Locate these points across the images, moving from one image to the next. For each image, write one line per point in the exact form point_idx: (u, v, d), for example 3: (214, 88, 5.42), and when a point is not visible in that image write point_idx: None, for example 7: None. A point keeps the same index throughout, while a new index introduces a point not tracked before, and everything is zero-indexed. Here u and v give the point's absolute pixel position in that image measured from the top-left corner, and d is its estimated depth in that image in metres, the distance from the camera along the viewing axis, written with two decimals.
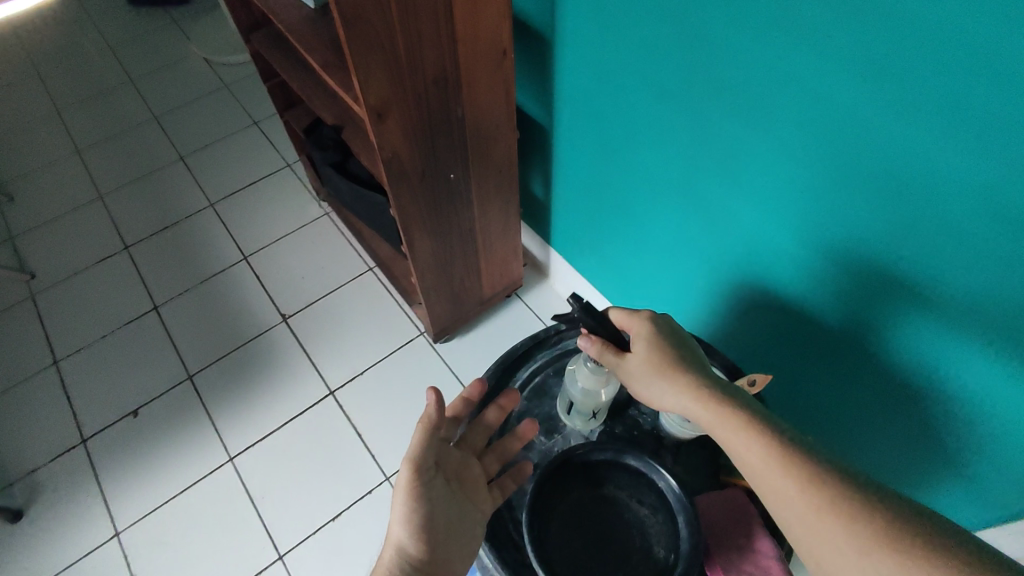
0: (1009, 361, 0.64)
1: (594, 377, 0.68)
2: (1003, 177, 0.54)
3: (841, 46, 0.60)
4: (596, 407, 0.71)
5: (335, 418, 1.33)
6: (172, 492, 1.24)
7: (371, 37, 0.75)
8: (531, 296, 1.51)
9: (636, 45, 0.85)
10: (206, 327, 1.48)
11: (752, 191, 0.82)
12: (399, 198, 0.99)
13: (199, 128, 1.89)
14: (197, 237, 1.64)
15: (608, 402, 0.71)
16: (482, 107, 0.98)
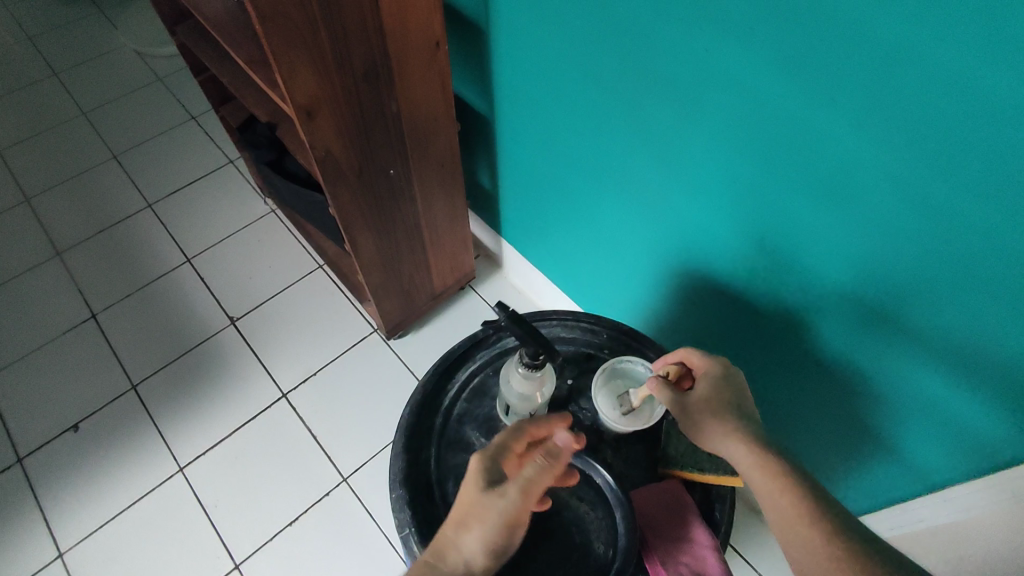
0: (943, 351, 0.69)
1: (528, 383, 0.65)
2: (917, 165, 0.58)
3: (769, 32, 0.62)
4: (532, 409, 0.70)
5: (288, 422, 1.31)
6: (118, 508, 1.20)
7: (294, 35, 0.73)
8: (484, 288, 1.50)
9: (572, 35, 0.84)
10: (148, 334, 1.43)
11: (690, 179, 0.84)
12: (338, 196, 0.97)
13: (132, 124, 1.81)
14: (135, 240, 1.58)
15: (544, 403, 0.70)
16: (419, 100, 0.96)
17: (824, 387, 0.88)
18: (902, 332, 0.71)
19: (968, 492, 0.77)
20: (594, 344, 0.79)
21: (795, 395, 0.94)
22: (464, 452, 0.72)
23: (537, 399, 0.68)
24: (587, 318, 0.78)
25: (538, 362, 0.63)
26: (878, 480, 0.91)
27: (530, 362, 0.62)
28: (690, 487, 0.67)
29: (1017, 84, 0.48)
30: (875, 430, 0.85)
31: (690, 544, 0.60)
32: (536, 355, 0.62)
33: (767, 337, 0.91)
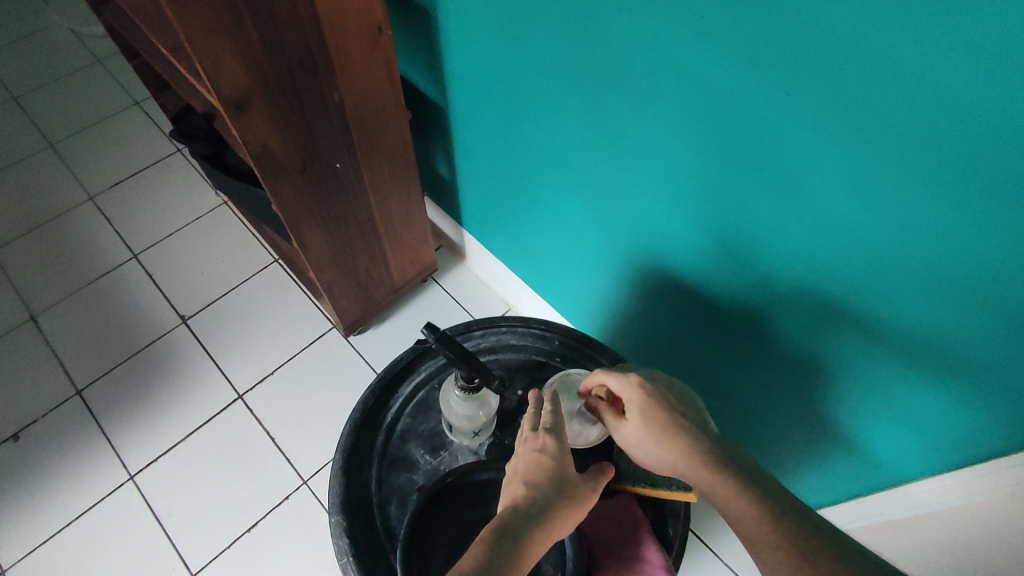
0: (909, 354, 0.67)
1: (468, 403, 0.65)
2: (876, 163, 0.55)
3: (722, 21, 0.58)
4: (476, 427, 0.69)
5: (244, 425, 1.26)
6: (66, 520, 1.15)
7: (213, 22, 0.66)
8: (447, 279, 1.46)
9: (521, 20, 0.79)
10: (93, 336, 1.36)
11: (649, 172, 0.80)
12: (279, 194, 0.91)
13: (71, 111, 1.70)
14: (77, 235, 1.49)
15: (489, 420, 0.70)
16: (363, 89, 0.90)
17: (787, 383, 0.86)
18: (861, 330, 0.70)
19: (929, 487, 0.76)
20: (546, 351, 0.80)
21: (757, 391, 0.92)
22: (408, 471, 0.71)
23: (481, 417, 0.68)
24: (538, 325, 0.81)
25: (475, 383, 0.63)
26: (841, 474, 0.91)
27: (467, 385, 0.62)
28: (642, 502, 0.66)
29: (981, 80, 0.45)
30: (836, 425, 0.84)
31: (640, 564, 0.59)
32: (471, 377, 0.62)
33: (730, 333, 0.89)
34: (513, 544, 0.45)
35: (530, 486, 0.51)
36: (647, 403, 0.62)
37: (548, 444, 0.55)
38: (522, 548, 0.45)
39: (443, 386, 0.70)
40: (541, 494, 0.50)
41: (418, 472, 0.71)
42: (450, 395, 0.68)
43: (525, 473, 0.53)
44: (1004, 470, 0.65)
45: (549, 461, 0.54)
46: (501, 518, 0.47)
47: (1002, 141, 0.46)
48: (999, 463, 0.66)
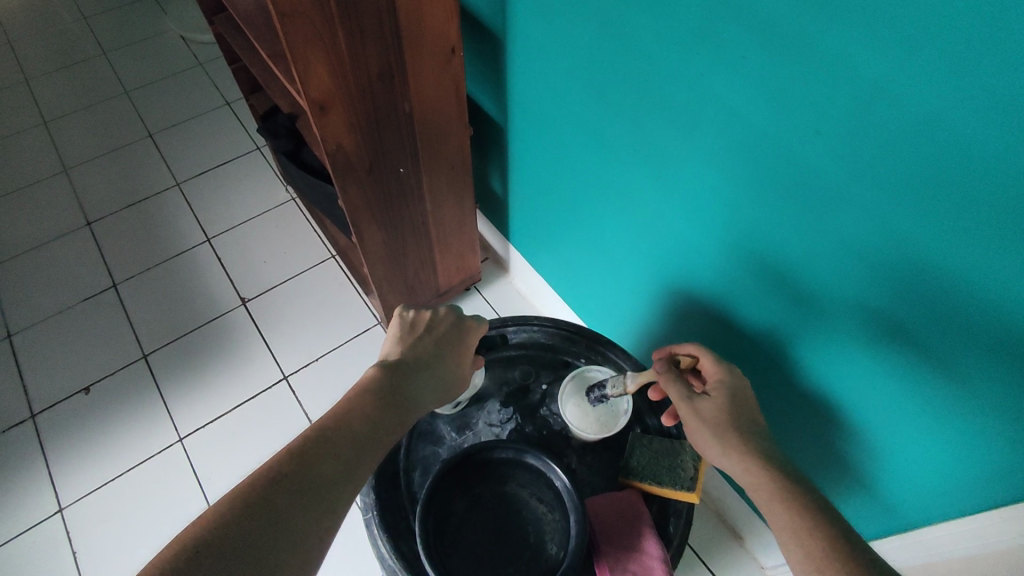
0: (916, 389, 0.70)
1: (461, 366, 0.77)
2: (898, 203, 0.58)
3: (760, 63, 0.63)
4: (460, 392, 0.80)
5: (287, 403, 1.35)
6: (118, 470, 1.26)
7: (311, 34, 0.76)
8: (490, 290, 1.53)
9: (581, 52, 0.87)
10: (164, 307, 1.48)
11: (687, 200, 0.85)
12: (346, 189, 1.00)
13: (169, 106, 1.88)
14: (161, 216, 1.64)
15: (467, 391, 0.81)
16: (431, 102, 0.99)
17: (808, 416, 0.88)
18: (882, 364, 0.72)
19: (944, 533, 0.76)
20: (572, 351, 0.87)
21: (778, 422, 0.94)
22: (435, 444, 0.80)
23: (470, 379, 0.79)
24: (567, 326, 0.87)
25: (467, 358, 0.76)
26: (855, 513, 0.91)
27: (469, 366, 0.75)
28: (649, 500, 0.73)
29: (992, 127, 0.48)
30: (854, 462, 0.85)
31: (639, 553, 0.65)
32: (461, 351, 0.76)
33: (755, 362, 0.91)
34: (296, 472, 0.51)
35: (395, 375, 0.64)
36: (734, 402, 0.67)
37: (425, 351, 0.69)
38: (300, 479, 0.51)
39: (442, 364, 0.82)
40: (386, 395, 0.62)
41: (443, 446, 0.80)
42: None
43: (406, 360, 0.67)
44: (1013, 517, 0.66)
45: (415, 362, 0.67)
46: (337, 421, 0.57)
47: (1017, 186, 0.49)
48: (1010, 509, 0.66)
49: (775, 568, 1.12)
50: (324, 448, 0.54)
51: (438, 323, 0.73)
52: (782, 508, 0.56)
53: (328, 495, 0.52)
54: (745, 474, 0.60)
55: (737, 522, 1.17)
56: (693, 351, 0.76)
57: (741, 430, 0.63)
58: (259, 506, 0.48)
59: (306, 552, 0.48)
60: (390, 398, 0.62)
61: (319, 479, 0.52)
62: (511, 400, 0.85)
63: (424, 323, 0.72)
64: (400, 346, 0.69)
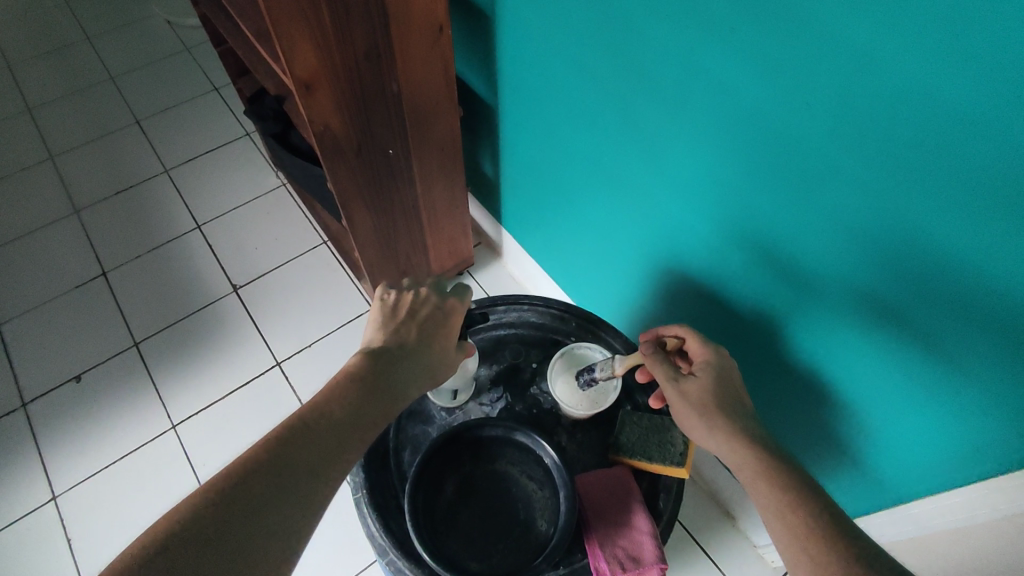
0: (902, 364, 0.70)
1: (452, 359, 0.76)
2: (884, 176, 0.58)
3: (746, 38, 0.62)
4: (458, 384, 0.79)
5: (280, 389, 1.34)
6: (111, 458, 1.25)
7: (293, 11, 0.75)
8: (483, 274, 1.52)
9: (569, 29, 0.85)
10: (155, 294, 1.47)
11: (678, 179, 0.84)
12: (335, 171, 0.99)
13: (156, 92, 1.86)
14: (150, 203, 1.63)
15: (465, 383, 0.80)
16: (419, 82, 0.97)
17: (799, 394, 0.88)
18: (873, 341, 0.71)
19: (932, 507, 0.77)
20: (562, 330, 0.87)
21: (769, 401, 0.94)
22: (424, 423, 0.80)
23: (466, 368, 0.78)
24: (557, 306, 0.86)
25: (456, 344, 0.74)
26: (845, 490, 0.92)
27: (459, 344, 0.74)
28: (639, 476, 0.74)
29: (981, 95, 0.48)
30: (845, 440, 0.85)
31: (630, 530, 0.66)
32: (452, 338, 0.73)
33: (746, 341, 0.91)
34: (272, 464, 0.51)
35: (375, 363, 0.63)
36: (720, 383, 0.67)
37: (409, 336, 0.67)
38: (276, 471, 0.51)
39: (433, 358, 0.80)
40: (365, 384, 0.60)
41: (432, 425, 0.80)
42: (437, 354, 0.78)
43: (387, 349, 0.65)
44: (1000, 489, 0.66)
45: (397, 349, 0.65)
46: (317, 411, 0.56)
47: (1006, 157, 0.48)
48: (995, 482, 0.67)
49: (767, 546, 1.13)
50: (300, 440, 0.53)
51: (421, 306, 0.70)
52: (770, 483, 0.56)
53: (303, 487, 0.51)
54: (733, 457, 0.60)
55: (730, 501, 1.17)
56: (678, 332, 0.76)
57: (728, 411, 0.64)
58: (231, 499, 0.48)
59: (276, 548, 0.48)
60: (372, 384, 0.61)
61: (297, 470, 0.51)
62: (501, 379, 0.85)
63: (406, 306, 0.70)
64: (382, 334, 0.67)
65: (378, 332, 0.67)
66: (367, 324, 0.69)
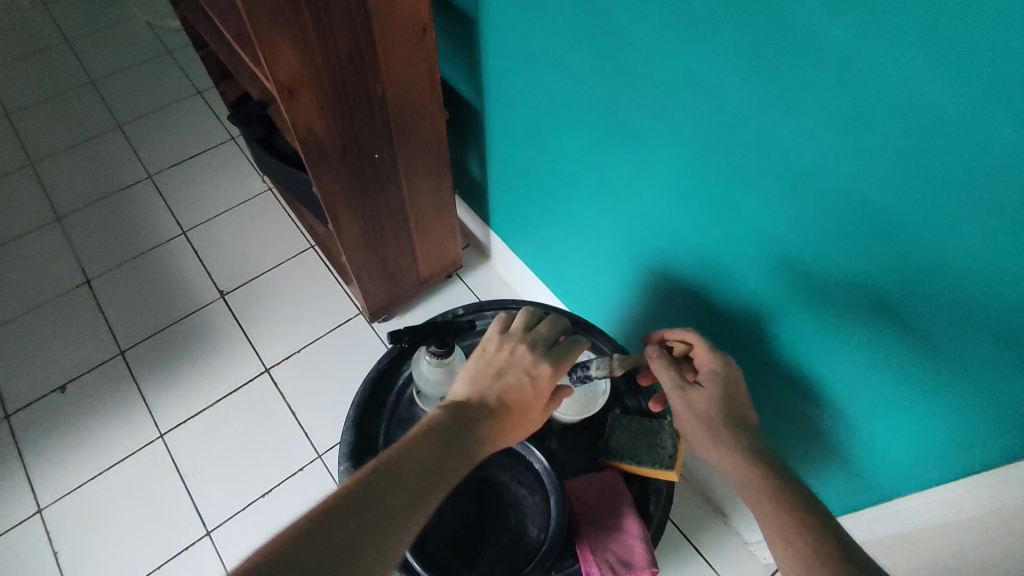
0: (888, 362, 0.71)
1: (436, 370, 0.75)
2: (867, 176, 0.58)
3: (729, 40, 0.62)
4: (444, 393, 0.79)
5: (269, 396, 1.33)
6: (98, 469, 1.24)
7: (275, 15, 0.74)
8: (472, 277, 1.52)
9: (553, 32, 0.85)
10: (140, 302, 1.46)
11: (664, 179, 0.84)
12: (320, 176, 0.98)
13: (138, 96, 1.83)
14: (134, 209, 1.61)
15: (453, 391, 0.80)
16: (403, 86, 0.97)
17: (787, 393, 0.88)
18: (865, 340, 0.71)
19: (919, 503, 0.77)
20: None
21: (758, 400, 0.94)
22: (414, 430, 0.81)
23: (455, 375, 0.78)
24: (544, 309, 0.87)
25: (445, 351, 0.73)
26: (834, 487, 0.92)
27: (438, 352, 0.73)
28: (629, 479, 0.74)
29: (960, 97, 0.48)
30: (833, 438, 0.86)
31: (620, 533, 0.66)
32: (443, 343, 0.72)
33: (734, 342, 0.92)
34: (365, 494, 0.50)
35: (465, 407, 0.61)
36: (729, 398, 0.66)
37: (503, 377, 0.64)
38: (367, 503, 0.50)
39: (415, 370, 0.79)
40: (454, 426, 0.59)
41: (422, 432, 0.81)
42: (422, 365, 0.77)
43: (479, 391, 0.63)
44: (983, 485, 0.67)
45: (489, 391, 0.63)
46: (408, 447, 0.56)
47: (991, 154, 0.49)
48: (980, 478, 0.67)
49: (758, 543, 1.14)
50: (392, 479, 0.52)
51: (527, 348, 0.68)
52: None
53: (386, 540, 0.49)
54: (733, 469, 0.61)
55: (721, 500, 1.18)
56: (687, 337, 0.74)
57: (735, 428, 0.63)
58: (323, 528, 0.47)
59: None
60: (467, 433, 0.59)
61: (386, 503, 0.51)
62: None
63: (510, 345, 0.67)
64: (477, 374, 0.65)
65: (485, 371, 0.65)
66: (474, 359, 0.67)
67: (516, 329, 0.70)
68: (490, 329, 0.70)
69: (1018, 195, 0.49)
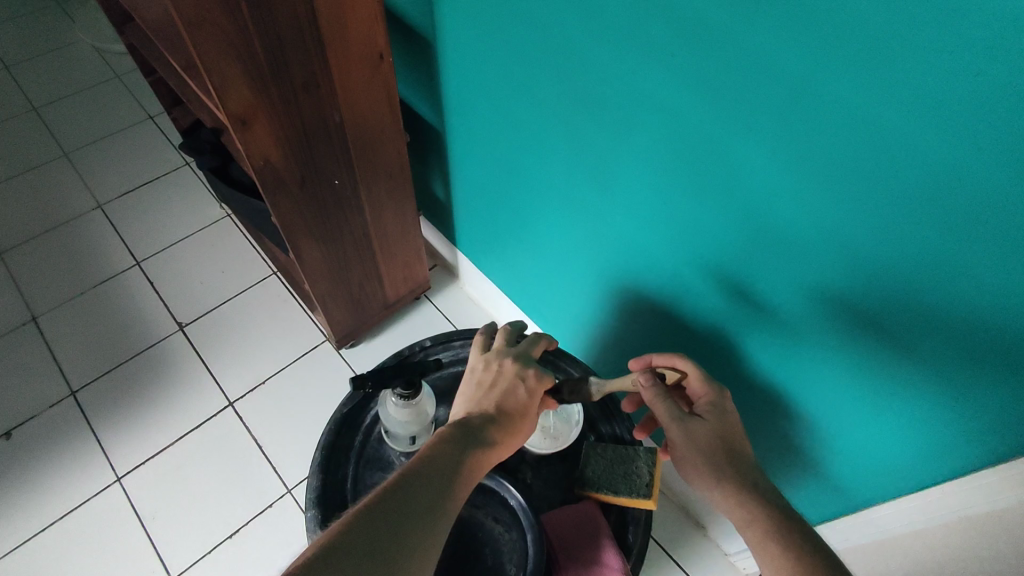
0: (857, 374, 0.71)
1: (403, 410, 0.74)
2: (829, 193, 0.59)
3: (687, 64, 0.63)
4: (413, 431, 0.77)
5: (234, 431, 1.28)
6: (49, 519, 1.17)
7: (226, 45, 0.72)
8: (440, 298, 1.50)
9: (514, 56, 0.85)
10: (92, 338, 1.39)
11: (630, 198, 0.84)
12: (279, 206, 0.96)
13: (85, 122, 1.76)
14: (83, 241, 1.54)
15: (423, 429, 0.78)
16: (362, 112, 0.95)
17: (759, 407, 0.89)
18: (835, 353, 0.72)
19: (893, 513, 0.78)
20: None
21: None
22: (383, 470, 0.79)
23: (424, 414, 0.76)
24: None
25: (411, 391, 0.72)
26: (810, 498, 0.93)
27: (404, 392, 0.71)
28: (607, 509, 0.73)
29: (914, 120, 0.49)
30: (806, 450, 0.87)
31: (600, 567, 0.65)
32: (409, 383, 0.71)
33: (706, 358, 0.92)
34: (389, 503, 0.50)
35: (467, 419, 0.61)
36: (729, 429, 0.67)
37: (499, 388, 0.65)
38: (392, 513, 0.49)
39: (382, 411, 0.77)
40: (462, 435, 0.59)
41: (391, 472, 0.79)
42: (389, 405, 0.76)
43: (479, 403, 0.63)
44: (954, 491, 0.68)
45: (488, 402, 0.64)
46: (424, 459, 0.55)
47: (946, 173, 0.50)
48: (951, 485, 0.68)
49: (738, 555, 1.14)
50: (413, 486, 0.52)
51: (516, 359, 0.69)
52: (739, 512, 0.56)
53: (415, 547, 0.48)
54: (727, 504, 0.61)
55: (700, 513, 1.18)
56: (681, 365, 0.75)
57: (736, 460, 0.64)
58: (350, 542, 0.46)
59: None
60: (471, 439, 0.59)
61: (409, 511, 0.50)
62: None
63: (498, 359, 0.69)
64: (473, 391, 0.65)
65: (475, 388, 0.66)
66: (463, 382, 0.68)
67: (495, 346, 0.71)
68: (472, 352, 0.71)
69: (976, 211, 0.50)
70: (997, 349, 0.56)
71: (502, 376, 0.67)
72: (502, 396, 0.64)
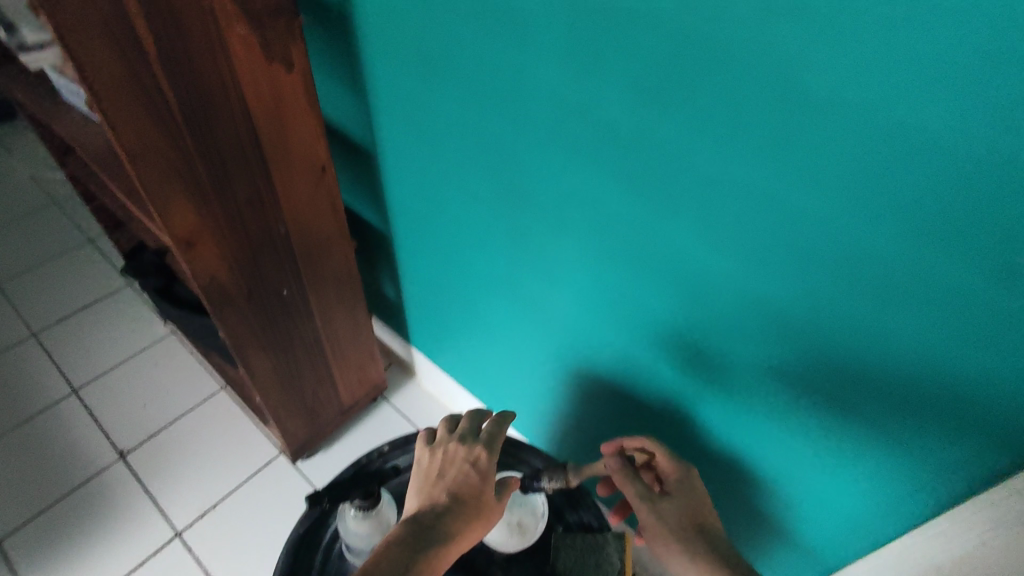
0: (805, 431, 0.74)
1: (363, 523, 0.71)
2: (748, 265, 0.64)
3: (608, 159, 0.69)
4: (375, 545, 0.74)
5: (181, 566, 1.18)
6: None
7: (169, 170, 0.74)
8: (398, 397, 1.47)
9: (452, 160, 0.90)
10: (21, 479, 1.29)
11: (573, 282, 0.88)
12: (226, 320, 0.95)
13: (20, 250, 1.73)
14: (13, 373, 1.46)
15: None
16: (308, 221, 0.98)
17: (723, 477, 0.90)
18: (781, 415, 0.75)
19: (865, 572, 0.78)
20: None
21: None
22: None
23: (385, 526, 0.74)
24: None
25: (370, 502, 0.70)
26: (786, 565, 0.92)
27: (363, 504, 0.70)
28: None
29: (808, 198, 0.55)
30: (774, 516, 0.87)
31: None
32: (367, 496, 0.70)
33: (664, 432, 0.93)
34: None
35: (417, 516, 0.60)
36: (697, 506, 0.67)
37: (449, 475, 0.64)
38: None
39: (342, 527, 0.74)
40: (411, 534, 0.58)
41: None
42: (348, 520, 0.73)
43: (429, 497, 0.62)
44: (913, 544, 0.69)
45: (439, 493, 0.63)
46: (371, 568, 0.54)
47: (843, 243, 0.55)
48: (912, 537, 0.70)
49: None
50: None
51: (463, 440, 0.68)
52: None
53: None
54: None
55: None
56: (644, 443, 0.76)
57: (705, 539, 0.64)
58: None
59: None
60: (421, 537, 0.57)
61: None
62: None
63: (445, 444, 0.68)
64: (423, 483, 0.65)
65: (424, 480, 0.65)
66: (413, 474, 0.67)
67: (442, 430, 0.71)
68: (418, 442, 0.70)
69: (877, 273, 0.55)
70: (921, 398, 0.60)
71: (451, 463, 0.66)
72: (452, 483, 0.64)
